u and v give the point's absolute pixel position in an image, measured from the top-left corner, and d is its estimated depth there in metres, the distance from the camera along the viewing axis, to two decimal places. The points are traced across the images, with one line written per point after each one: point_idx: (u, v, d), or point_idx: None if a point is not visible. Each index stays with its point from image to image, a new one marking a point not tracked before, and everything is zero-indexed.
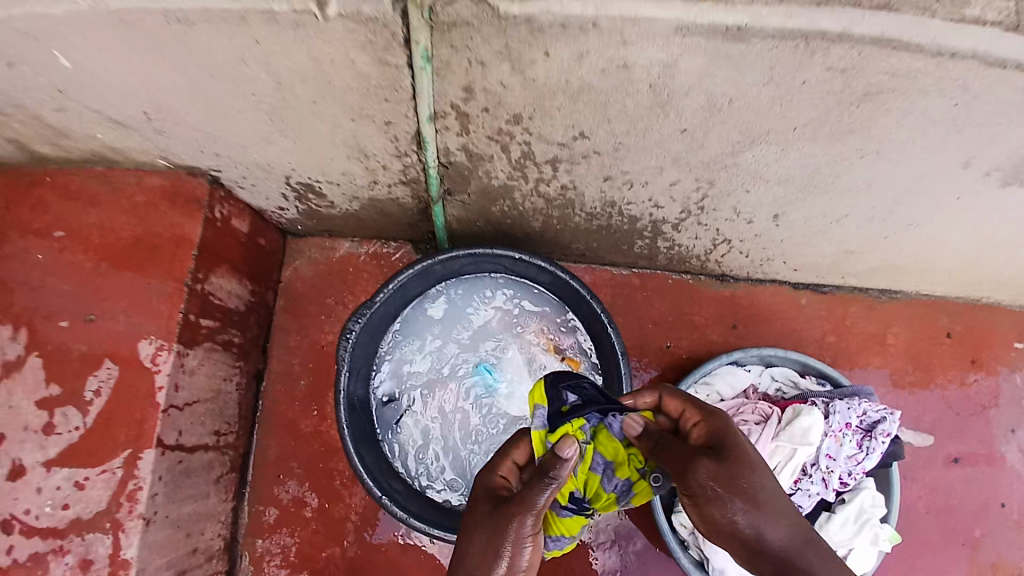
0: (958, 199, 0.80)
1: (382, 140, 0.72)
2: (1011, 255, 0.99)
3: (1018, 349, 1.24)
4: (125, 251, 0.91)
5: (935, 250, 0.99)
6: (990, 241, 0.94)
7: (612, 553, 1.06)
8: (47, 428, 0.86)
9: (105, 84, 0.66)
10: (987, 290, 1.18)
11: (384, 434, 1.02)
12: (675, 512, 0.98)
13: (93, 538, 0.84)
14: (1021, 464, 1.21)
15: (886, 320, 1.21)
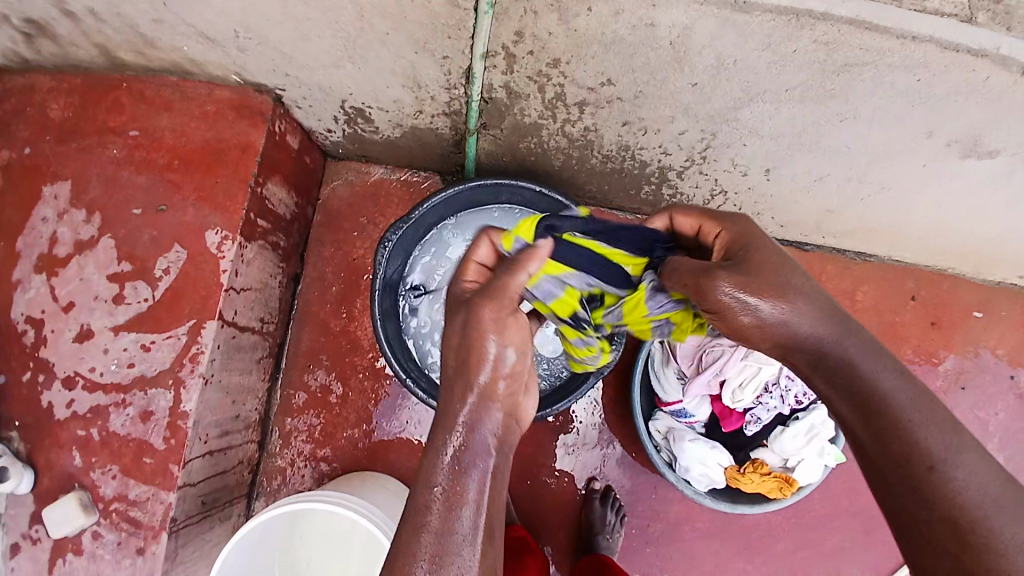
0: (924, 166, 0.93)
1: (436, 72, 0.84)
2: (969, 225, 1.13)
3: (976, 317, 1.35)
4: (194, 153, 1.04)
5: (903, 214, 1.12)
6: (950, 210, 1.08)
7: (596, 453, 1.27)
8: (117, 298, 1.01)
9: (206, 2, 0.78)
10: (952, 261, 1.31)
11: (407, 316, 1.18)
12: (654, 418, 1.20)
13: (154, 394, 0.99)
14: (968, 415, 1.33)
15: (858, 280, 1.35)
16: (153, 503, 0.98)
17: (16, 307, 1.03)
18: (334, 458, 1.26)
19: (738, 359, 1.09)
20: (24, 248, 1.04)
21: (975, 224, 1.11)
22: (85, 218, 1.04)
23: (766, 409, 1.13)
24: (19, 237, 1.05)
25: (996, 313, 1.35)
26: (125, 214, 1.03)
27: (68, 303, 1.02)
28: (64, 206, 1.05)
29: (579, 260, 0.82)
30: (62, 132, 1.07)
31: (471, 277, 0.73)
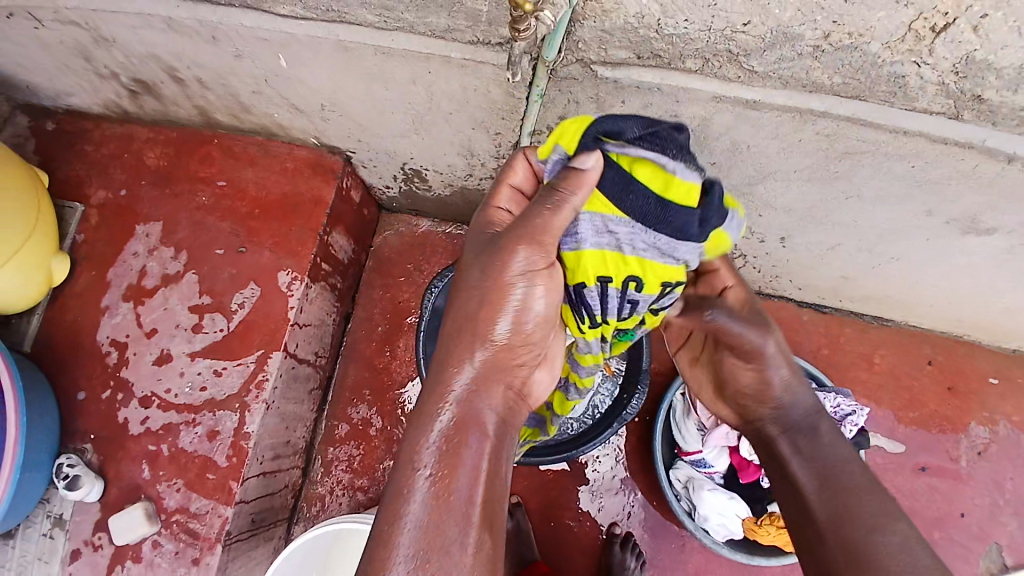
0: (929, 240, 1.02)
1: (488, 145, 0.97)
2: (980, 297, 1.20)
3: (993, 383, 1.39)
4: (273, 203, 1.19)
5: (915, 284, 1.20)
6: (959, 282, 1.15)
7: (616, 498, 1.33)
8: (195, 327, 1.15)
9: (302, 83, 0.93)
10: (966, 328, 1.36)
11: None
12: (675, 467, 1.26)
13: (221, 415, 1.11)
14: (988, 482, 1.34)
15: (874, 343, 1.42)
16: (210, 516, 1.07)
17: (103, 331, 1.17)
18: (371, 487, 1.34)
19: None
20: (116, 279, 1.19)
21: (984, 295, 1.18)
22: (172, 255, 1.19)
23: None
24: (113, 269, 1.20)
25: (1013, 381, 1.39)
26: (210, 254, 1.18)
27: (150, 330, 1.16)
28: (154, 244, 1.20)
29: (628, 205, 0.63)
30: (159, 181, 1.24)
31: (504, 203, 0.71)
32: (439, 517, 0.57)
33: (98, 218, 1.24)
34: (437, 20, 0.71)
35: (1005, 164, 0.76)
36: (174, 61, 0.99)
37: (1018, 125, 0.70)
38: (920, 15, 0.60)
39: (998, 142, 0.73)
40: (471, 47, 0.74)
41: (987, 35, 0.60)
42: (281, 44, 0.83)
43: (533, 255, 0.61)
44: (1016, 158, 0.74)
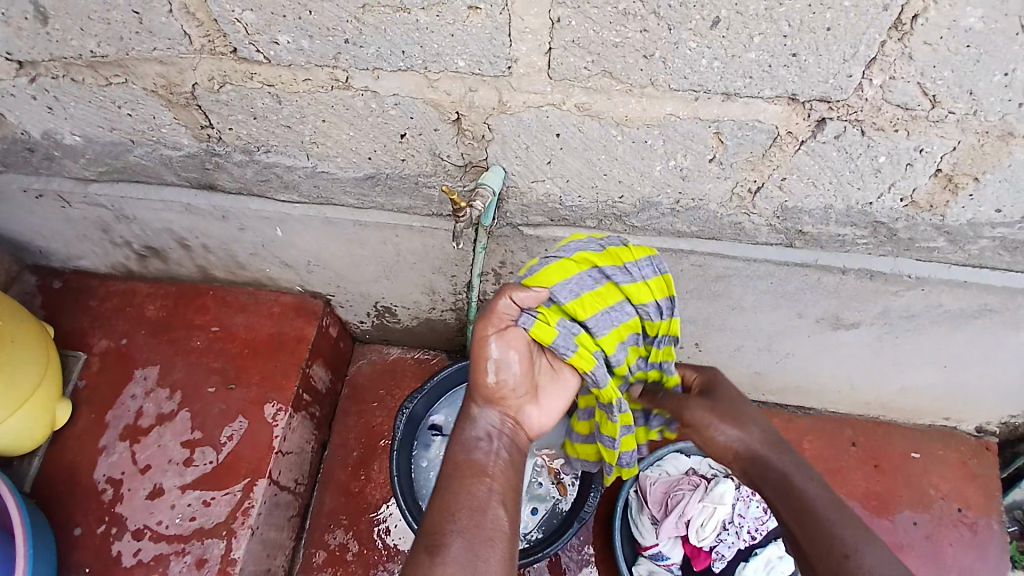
0: (811, 336, 1.23)
1: (446, 284, 1.19)
2: (876, 384, 1.38)
3: (915, 458, 1.47)
4: (261, 343, 1.36)
5: (816, 375, 1.40)
6: (848, 372, 1.35)
7: None
8: (187, 461, 1.26)
9: (293, 245, 1.16)
10: (880, 411, 1.49)
11: (418, 448, 1.31)
12: (636, 564, 1.33)
13: (209, 543, 1.19)
14: None
15: (803, 430, 1.52)
16: None
17: (100, 470, 1.27)
18: None
19: (698, 501, 1.27)
20: (114, 420, 1.31)
21: (878, 381, 1.37)
22: (167, 395, 1.33)
23: (728, 545, 1.30)
24: (112, 411, 1.32)
25: (931, 453, 1.48)
26: (203, 391, 1.32)
27: (145, 466, 1.26)
28: (151, 385, 1.34)
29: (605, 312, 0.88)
30: (156, 330, 1.39)
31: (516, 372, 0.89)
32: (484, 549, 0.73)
33: (99, 365, 1.37)
34: (402, 200, 0.99)
35: (841, 275, 1.00)
36: (186, 233, 1.21)
37: (839, 246, 0.97)
38: (737, 185, 0.86)
39: (827, 259, 0.98)
40: (428, 219, 1.01)
41: (790, 191, 0.86)
42: (281, 221, 1.09)
43: (502, 343, 0.82)
44: (847, 269, 0.99)
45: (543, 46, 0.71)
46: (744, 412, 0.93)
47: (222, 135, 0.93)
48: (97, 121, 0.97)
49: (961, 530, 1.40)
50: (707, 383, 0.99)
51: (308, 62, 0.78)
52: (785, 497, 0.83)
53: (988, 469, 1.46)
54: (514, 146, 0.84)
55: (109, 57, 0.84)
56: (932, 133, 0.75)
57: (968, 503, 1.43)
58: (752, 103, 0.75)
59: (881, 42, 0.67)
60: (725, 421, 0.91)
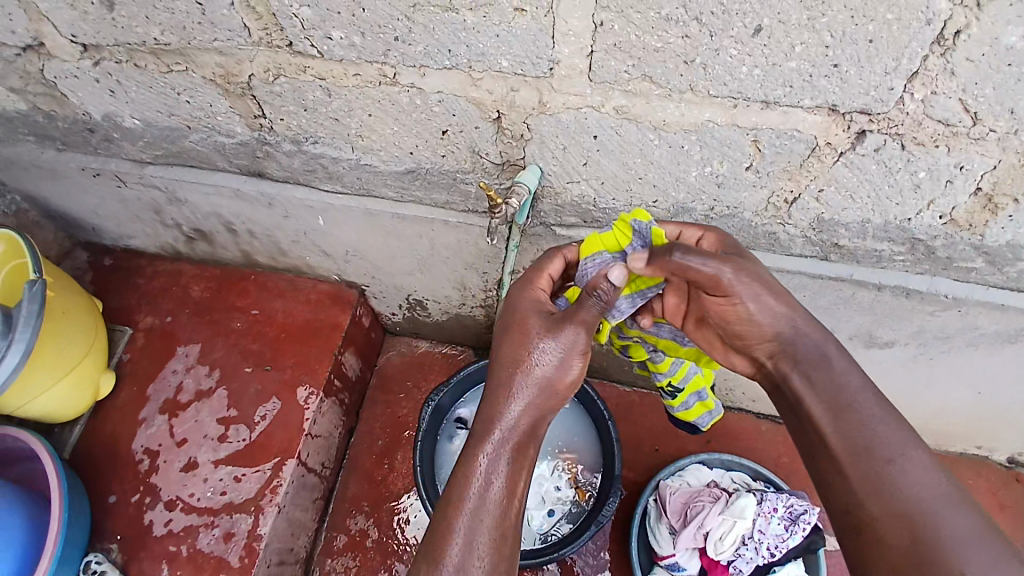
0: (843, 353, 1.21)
1: (478, 280, 1.21)
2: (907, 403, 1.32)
3: None
4: (297, 328, 1.41)
5: None
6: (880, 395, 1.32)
7: None
8: (221, 437, 1.31)
9: (333, 235, 1.20)
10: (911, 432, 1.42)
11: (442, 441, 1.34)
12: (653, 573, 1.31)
13: (237, 518, 1.23)
14: None
15: None
16: None
17: (139, 440, 1.33)
18: None
19: (717, 513, 1.26)
20: (155, 394, 1.37)
21: (909, 403, 1.33)
22: (206, 372, 1.38)
23: (746, 561, 1.24)
24: (153, 385, 1.39)
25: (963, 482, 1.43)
26: (239, 372, 1.38)
27: (181, 439, 1.32)
28: (191, 362, 1.40)
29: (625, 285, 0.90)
30: (199, 310, 1.46)
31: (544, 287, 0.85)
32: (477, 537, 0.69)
33: (143, 340, 1.44)
34: (440, 196, 1.02)
35: (876, 292, 0.99)
36: (233, 218, 1.26)
37: (875, 261, 0.96)
38: (773, 194, 0.86)
39: (862, 274, 0.97)
40: (464, 215, 1.04)
41: (827, 203, 0.85)
42: (323, 210, 1.13)
43: (567, 344, 0.76)
44: (881, 285, 0.97)
45: (585, 49, 0.73)
46: (772, 307, 0.76)
47: (272, 125, 0.98)
48: (157, 107, 1.02)
49: None
50: (721, 245, 0.82)
51: (359, 57, 0.82)
52: (844, 426, 0.68)
53: (1018, 500, 1.40)
54: (551, 147, 0.86)
55: (172, 46, 0.88)
56: (974, 150, 0.74)
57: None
58: (791, 112, 0.75)
59: (924, 56, 0.66)
60: (755, 326, 0.77)
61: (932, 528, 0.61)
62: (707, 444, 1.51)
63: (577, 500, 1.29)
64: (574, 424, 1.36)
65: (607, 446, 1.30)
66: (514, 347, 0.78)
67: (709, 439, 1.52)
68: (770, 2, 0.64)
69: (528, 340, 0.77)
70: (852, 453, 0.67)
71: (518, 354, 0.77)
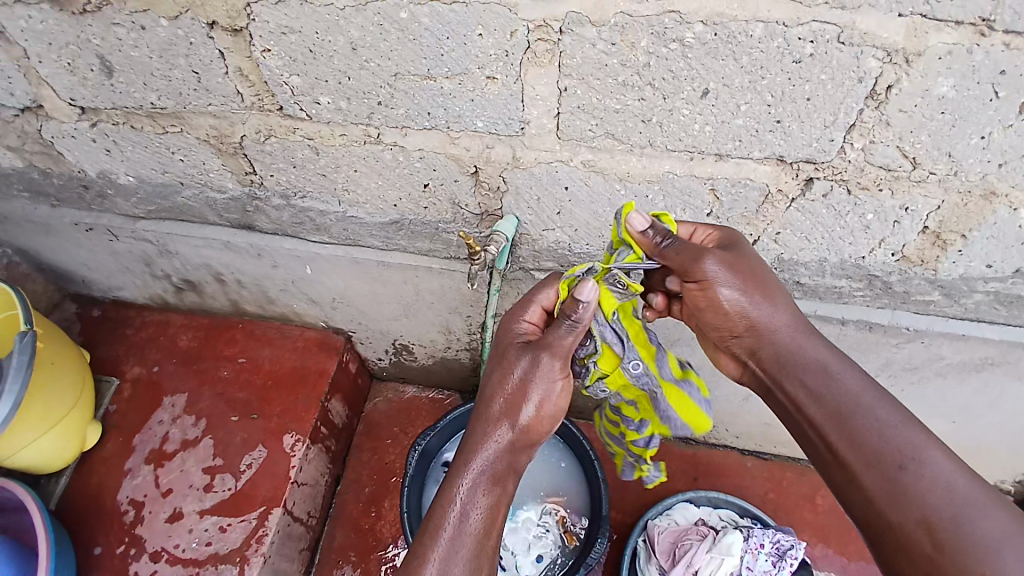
0: None
1: (462, 324, 1.25)
2: None
3: None
4: (284, 376, 1.43)
5: None
6: None
7: None
8: (206, 487, 1.31)
9: (320, 283, 1.24)
10: None
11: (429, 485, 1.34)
12: None
13: (222, 569, 1.22)
14: None
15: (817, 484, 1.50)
16: None
17: (124, 491, 1.32)
18: None
19: (705, 551, 1.27)
20: (140, 444, 1.37)
21: None
22: (193, 422, 1.39)
23: None
24: (139, 435, 1.39)
25: None
26: (226, 420, 1.39)
27: (167, 490, 1.32)
28: (178, 412, 1.40)
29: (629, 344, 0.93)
30: (186, 360, 1.47)
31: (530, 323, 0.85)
32: (457, 553, 0.72)
33: (130, 390, 1.45)
34: (424, 244, 1.07)
35: (840, 326, 1.04)
36: (222, 269, 1.30)
37: (837, 297, 1.01)
38: None
39: (826, 310, 1.02)
40: (446, 262, 1.09)
41: (785, 244, 0.92)
42: (310, 259, 1.17)
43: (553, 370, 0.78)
44: (845, 320, 1.02)
45: (552, 111, 0.80)
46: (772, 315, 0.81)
47: (262, 181, 1.03)
48: (151, 165, 1.07)
49: None
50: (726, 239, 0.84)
51: (345, 119, 0.88)
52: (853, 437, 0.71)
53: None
54: (526, 198, 0.92)
55: (168, 109, 0.94)
56: (916, 192, 0.81)
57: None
58: (743, 163, 0.82)
59: (860, 109, 0.73)
60: (732, 322, 0.83)
61: (955, 532, 0.61)
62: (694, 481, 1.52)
63: (567, 545, 1.29)
64: (560, 465, 1.37)
65: (592, 485, 1.31)
66: (514, 381, 0.78)
67: (695, 477, 1.53)
68: (714, 68, 0.71)
69: (528, 377, 0.78)
70: (865, 464, 0.69)
71: (505, 382, 0.79)
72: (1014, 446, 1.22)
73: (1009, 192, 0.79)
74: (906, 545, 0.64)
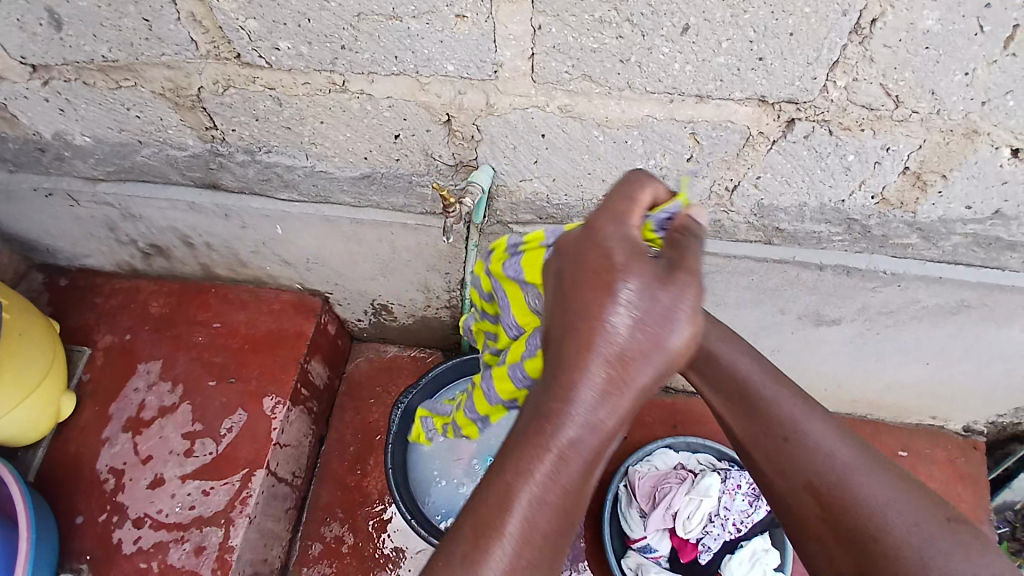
0: (795, 334, 1.23)
1: (441, 281, 1.23)
2: (861, 381, 1.34)
3: (903, 456, 1.41)
4: (261, 339, 1.40)
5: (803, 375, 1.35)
6: (834, 378, 1.35)
7: None
8: (187, 452, 1.30)
9: (294, 244, 1.20)
10: (869, 407, 1.43)
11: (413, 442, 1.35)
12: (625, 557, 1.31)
13: (208, 531, 1.22)
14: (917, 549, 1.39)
15: None
16: None
17: (103, 460, 1.31)
18: None
19: (685, 493, 1.29)
20: (117, 412, 1.35)
21: (861, 380, 1.34)
22: (169, 388, 1.37)
23: (714, 538, 1.28)
24: (115, 403, 1.36)
25: (919, 451, 1.42)
26: (204, 385, 1.36)
27: (146, 456, 1.30)
28: (154, 379, 1.38)
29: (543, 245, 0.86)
30: (159, 326, 1.43)
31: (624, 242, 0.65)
32: (518, 492, 0.51)
33: (103, 359, 1.41)
34: (398, 199, 1.04)
35: (819, 271, 1.04)
36: (190, 231, 1.25)
37: (816, 242, 1.01)
38: (715, 183, 0.91)
39: (805, 256, 1.02)
40: (422, 217, 1.06)
41: (766, 189, 0.90)
42: (282, 219, 1.13)
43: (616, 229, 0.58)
44: (824, 265, 1.02)
45: (526, 52, 0.76)
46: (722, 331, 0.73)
47: (225, 136, 0.98)
48: (105, 122, 1.01)
49: None
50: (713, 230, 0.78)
51: (308, 66, 0.83)
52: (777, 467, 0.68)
53: (976, 468, 1.41)
54: (502, 147, 0.89)
55: (119, 61, 0.88)
56: (898, 132, 0.80)
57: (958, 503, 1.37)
58: (724, 105, 0.79)
59: (843, 46, 0.71)
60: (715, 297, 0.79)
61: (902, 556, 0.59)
62: (674, 429, 1.55)
63: None
64: None
65: None
66: (599, 261, 0.54)
67: (674, 424, 1.56)
68: (695, 3, 0.68)
69: (625, 257, 0.54)
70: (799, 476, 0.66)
71: (568, 264, 0.56)
72: (985, 385, 1.25)
73: (992, 130, 0.78)
74: (831, 527, 0.64)
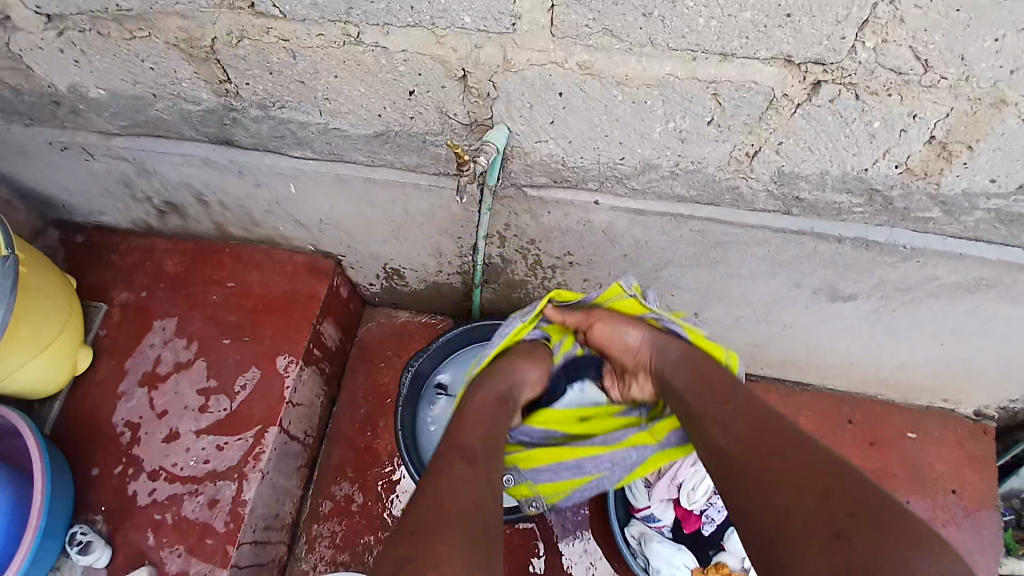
0: (809, 309, 1.21)
1: (452, 245, 1.23)
2: (875, 358, 1.32)
3: (910, 438, 1.41)
4: (274, 300, 1.41)
5: (815, 349, 1.34)
6: (847, 355, 1.33)
7: (577, 540, 1.36)
8: (202, 408, 1.32)
9: (308, 205, 1.21)
10: (880, 385, 1.41)
11: None
12: (628, 525, 1.26)
13: (221, 484, 1.25)
14: None
15: (799, 405, 1.46)
16: None
17: (120, 413, 1.34)
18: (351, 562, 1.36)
19: (691, 464, 1.23)
20: (133, 367, 1.37)
21: (874, 357, 1.32)
22: (184, 345, 1.39)
23: (718, 508, 1.23)
24: (131, 359, 1.39)
25: (930, 434, 1.41)
26: (218, 344, 1.38)
27: (162, 411, 1.33)
28: (169, 336, 1.40)
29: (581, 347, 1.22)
30: (174, 285, 1.45)
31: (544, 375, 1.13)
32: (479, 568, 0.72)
33: (119, 316, 1.43)
34: (411, 159, 1.03)
35: (837, 244, 1.01)
36: (204, 189, 1.26)
37: (835, 214, 0.99)
38: (735, 148, 0.89)
39: (823, 228, 1.00)
40: (435, 177, 1.06)
41: (787, 155, 0.88)
42: (294, 177, 1.13)
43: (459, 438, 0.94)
44: (843, 238, 1.00)
45: (545, 3, 0.74)
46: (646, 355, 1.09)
47: (239, 91, 0.97)
48: (121, 75, 1.01)
49: (955, 515, 1.34)
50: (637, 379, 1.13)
51: (322, 16, 0.81)
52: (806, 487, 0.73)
53: (986, 453, 1.39)
54: (518, 106, 0.88)
55: (134, 10, 0.87)
56: (925, 98, 0.77)
57: (963, 487, 1.36)
58: (748, 64, 0.77)
59: (873, 4, 0.68)
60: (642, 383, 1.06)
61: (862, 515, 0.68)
62: None
63: None
64: None
65: None
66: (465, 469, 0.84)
67: None
68: None
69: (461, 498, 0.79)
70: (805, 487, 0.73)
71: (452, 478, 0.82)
72: (999, 368, 1.24)
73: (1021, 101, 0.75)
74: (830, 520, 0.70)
